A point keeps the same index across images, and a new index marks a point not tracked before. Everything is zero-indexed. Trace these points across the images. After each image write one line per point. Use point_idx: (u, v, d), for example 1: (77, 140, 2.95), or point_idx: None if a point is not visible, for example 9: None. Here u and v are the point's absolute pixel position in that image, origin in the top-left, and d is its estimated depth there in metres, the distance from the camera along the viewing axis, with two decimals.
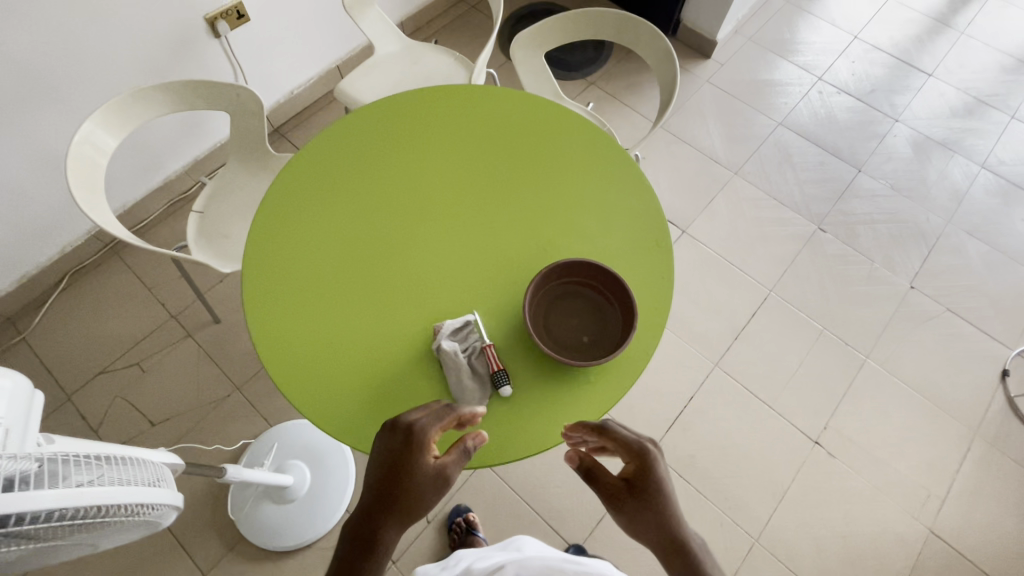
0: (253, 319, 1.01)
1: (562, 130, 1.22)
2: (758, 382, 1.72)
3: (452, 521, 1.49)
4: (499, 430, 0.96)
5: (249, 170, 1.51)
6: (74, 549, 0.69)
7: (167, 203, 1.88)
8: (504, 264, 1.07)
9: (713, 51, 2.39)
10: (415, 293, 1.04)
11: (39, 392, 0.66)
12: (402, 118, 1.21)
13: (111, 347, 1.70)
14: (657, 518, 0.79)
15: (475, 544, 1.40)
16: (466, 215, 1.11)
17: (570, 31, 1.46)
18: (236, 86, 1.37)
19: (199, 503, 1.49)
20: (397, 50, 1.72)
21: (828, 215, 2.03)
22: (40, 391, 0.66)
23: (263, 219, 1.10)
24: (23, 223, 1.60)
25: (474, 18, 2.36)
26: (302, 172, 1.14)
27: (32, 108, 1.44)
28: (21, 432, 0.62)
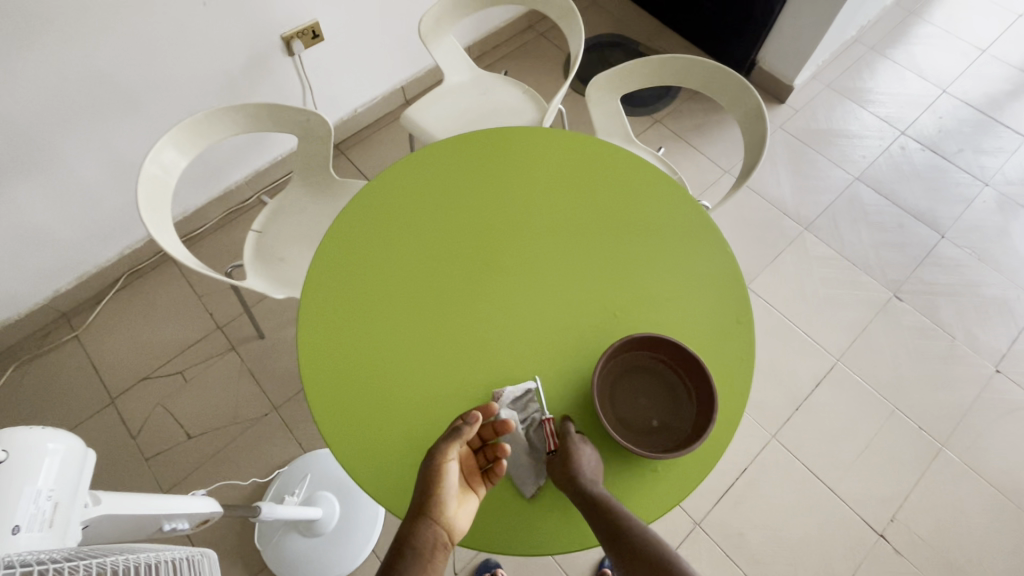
0: (305, 362, 0.97)
1: (640, 186, 1.15)
2: (819, 461, 1.59)
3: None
4: (554, 514, 0.89)
5: (310, 193, 1.49)
6: None
7: (224, 213, 1.89)
8: (568, 330, 1.00)
9: (788, 96, 2.28)
10: (477, 352, 0.98)
11: (92, 453, 0.64)
12: (476, 156, 1.17)
13: (158, 353, 1.71)
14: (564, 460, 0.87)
15: None
16: (532, 269, 1.05)
17: (652, 76, 1.39)
18: (307, 112, 1.36)
19: (227, 525, 1.47)
20: (467, 79, 1.69)
21: (906, 283, 1.88)
22: (93, 452, 0.64)
23: (327, 250, 1.06)
24: (88, 224, 1.63)
25: (541, 47, 2.33)
26: (367, 209, 1.11)
27: (110, 118, 1.47)
28: (70, 502, 0.60)
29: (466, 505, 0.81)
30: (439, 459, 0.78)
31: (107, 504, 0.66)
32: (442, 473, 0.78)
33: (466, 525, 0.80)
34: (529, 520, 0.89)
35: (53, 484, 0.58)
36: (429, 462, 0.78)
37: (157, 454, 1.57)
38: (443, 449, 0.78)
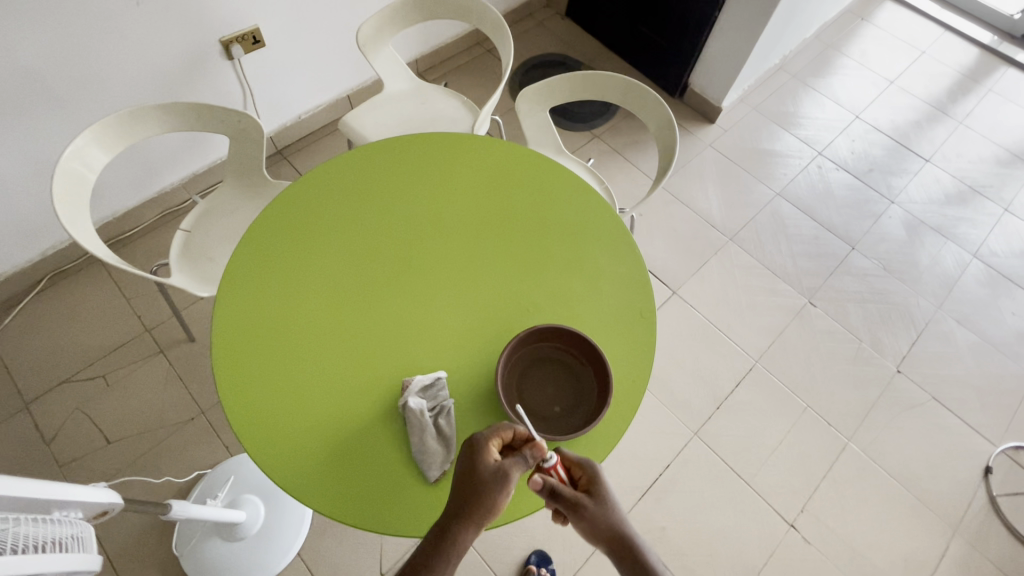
0: (218, 352, 0.98)
1: (559, 192, 1.22)
2: (737, 456, 1.67)
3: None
4: None
5: (243, 194, 1.50)
6: None
7: (159, 216, 1.87)
8: (483, 325, 1.05)
9: (717, 117, 2.44)
10: (394, 346, 1.01)
11: None
12: (403, 160, 1.22)
13: (79, 357, 1.65)
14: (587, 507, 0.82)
15: None
16: (453, 267, 1.10)
17: (576, 89, 1.48)
18: (238, 113, 1.39)
19: (145, 531, 1.43)
20: (407, 89, 1.75)
21: (819, 290, 2.03)
22: None
23: (250, 247, 1.08)
24: (8, 223, 1.59)
25: (486, 63, 2.42)
26: (293, 208, 1.13)
27: (34, 115, 1.45)
28: None
29: None
30: (507, 487, 0.80)
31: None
32: (502, 498, 0.80)
33: None
34: (433, 505, 0.91)
35: None
36: (496, 485, 0.80)
37: (72, 461, 1.51)
38: (516, 479, 0.80)
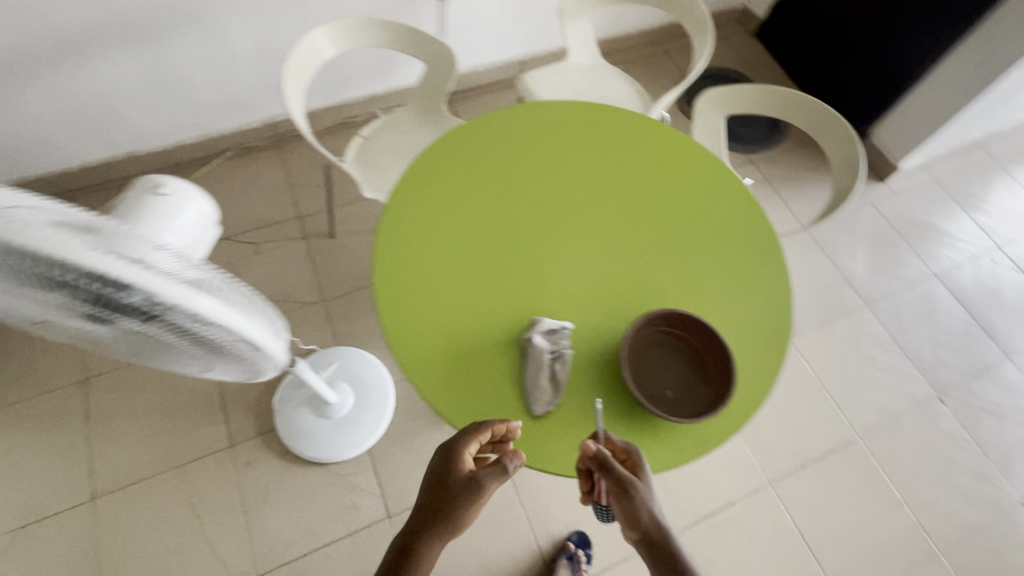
0: (381, 238, 1.09)
1: (722, 194, 1.20)
2: (808, 522, 1.57)
3: None
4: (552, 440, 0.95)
5: (419, 119, 1.62)
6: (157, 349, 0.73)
7: (334, 124, 2.08)
8: (615, 293, 1.07)
9: (890, 177, 2.25)
10: (529, 283, 1.07)
11: None
12: (580, 122, 1.27)
13: (241, 222, 1.89)
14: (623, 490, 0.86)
15: None
16: (601, 232, 1.13)
17: (763, 104, 1.45)
18: (435, 42, 1.46)
19: (253, 383, 1.62)
20: (589, 65, 1.79)
21: (953, 389, 1.83)
22: None
23: (429, 159, 1.19)
24: (224, 94, 1.84)
25: (662, 62, 2.41)
26: (473, 137, 1.23)
27: (274, 7, 1.65)
28: None
29: None
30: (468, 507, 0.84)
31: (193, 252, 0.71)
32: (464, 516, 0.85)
33: None
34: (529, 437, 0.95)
35: None
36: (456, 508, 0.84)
37: None
38: (477, 500, 0.84)
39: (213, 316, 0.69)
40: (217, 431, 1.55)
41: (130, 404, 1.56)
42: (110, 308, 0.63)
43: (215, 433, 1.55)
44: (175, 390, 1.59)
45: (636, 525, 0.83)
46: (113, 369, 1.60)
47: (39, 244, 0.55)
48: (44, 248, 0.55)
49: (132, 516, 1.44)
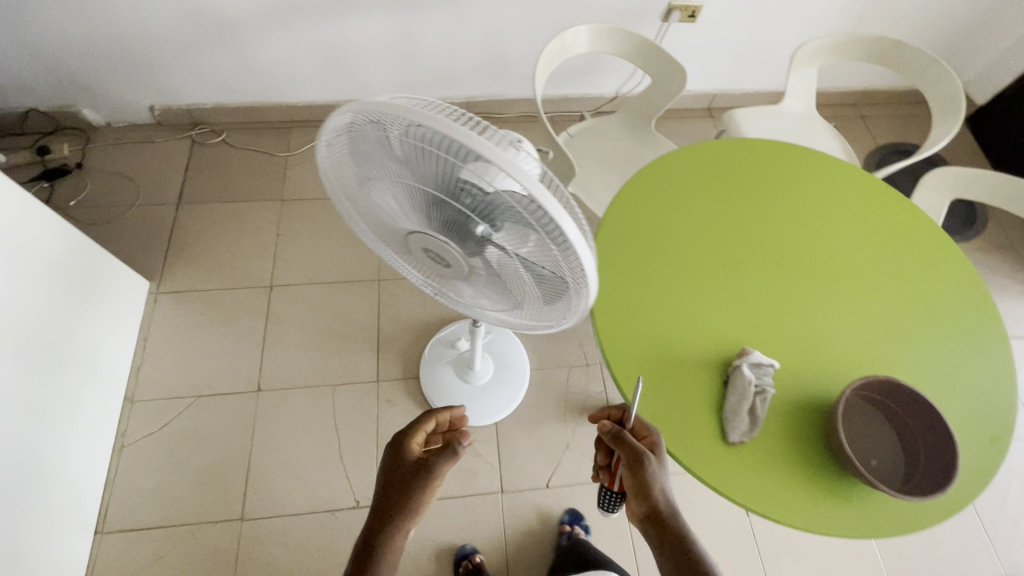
0: (603, 232, 1.16)
1: (946, 276, 1.17)
2: None
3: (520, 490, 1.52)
4: (742, 471, 0.94)
5: (624, 129, 1.68)
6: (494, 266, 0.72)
7: (522, 114, 2.20)
8: (827, 343, 1.06)
9: None
10: (738, 309, 1.08)
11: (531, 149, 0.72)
12: (806, 168, 1.29)
13: None
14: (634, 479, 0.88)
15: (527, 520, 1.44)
16: (816, 280, 1.13)
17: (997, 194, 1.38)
18: (675, 62, 1.48)
19: (406, 332, 1.74)
20: (800, 112, 1.76)
21: None
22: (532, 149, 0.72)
23: (655, 171, 1.25)
24: (443, 68, 1.98)
25: (852, 126, 2.36)
26: (700, 160, 1.28)
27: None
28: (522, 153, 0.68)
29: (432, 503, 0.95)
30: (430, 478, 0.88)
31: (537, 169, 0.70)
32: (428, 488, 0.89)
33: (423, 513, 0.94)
34: (721, 461, 0.95)
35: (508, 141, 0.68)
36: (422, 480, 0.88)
37: None
38: (435, 472, 0.88)
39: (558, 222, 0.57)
40: (367, 366, 1.68)
41: (303, 319, 1.73)
42: (474, 200, 0.61)
43: (365, 367, 1.68)
44: (341, 317, 1.75)
45: (647, 499, 0.87)
46: (296, 284, 1.79)
47: (420, 122, 0.54)
48: (428, 127, 0.55)
49: (285, 417, 1.59)
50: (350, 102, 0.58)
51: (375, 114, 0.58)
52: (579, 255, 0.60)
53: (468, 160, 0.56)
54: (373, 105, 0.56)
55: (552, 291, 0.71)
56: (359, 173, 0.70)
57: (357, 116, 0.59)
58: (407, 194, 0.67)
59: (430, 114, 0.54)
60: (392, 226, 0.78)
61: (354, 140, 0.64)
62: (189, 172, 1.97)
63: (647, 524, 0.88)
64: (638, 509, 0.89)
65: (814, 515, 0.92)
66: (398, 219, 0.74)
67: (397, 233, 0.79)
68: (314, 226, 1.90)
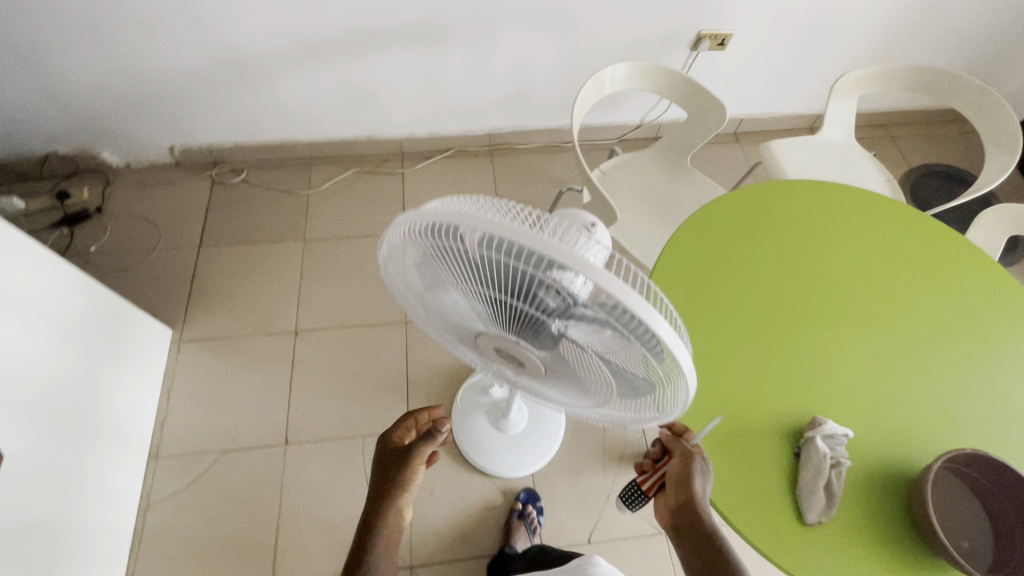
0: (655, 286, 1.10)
1: (1018, 330, 1.11)
2: None
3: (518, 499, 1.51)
4: (820, 554, 0.89)
5: (660, 164, 1.62)
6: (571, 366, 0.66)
7: (545, 143, 2.15)
8: (900, 407, 1.01)
9: None
10: (802, 371, 1.03)
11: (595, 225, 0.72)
12: (858, 213, 1.24)
13: None
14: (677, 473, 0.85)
15: (514, 529, 1.42)
16: (882, 338, 1.07)
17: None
18: (712, 97, 1.43)
19: (436, 376, 1.68)
20: (840, 141, 1.69)
21: None
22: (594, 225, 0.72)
23: (704, 219, 1.20)
24: (466, 101, 1.94)
25: (884, 147, 2.29)
26: (749, 207, 1.23)
27: (544, 32, 1.72)
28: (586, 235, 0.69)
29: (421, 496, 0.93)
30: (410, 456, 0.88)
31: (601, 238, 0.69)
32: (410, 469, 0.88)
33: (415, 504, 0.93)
34: (797, 542, 0.90)
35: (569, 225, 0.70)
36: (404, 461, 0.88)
37: None
38: (416, 451, 0.88)
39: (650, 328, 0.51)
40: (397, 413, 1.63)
41: (329, 365, 1.68)
42: (555, 305, 0.56)
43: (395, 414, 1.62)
44: (368, 363, 1.69)
45: (686, 491, 0.83)
46: (321, 329, 1.74)
47: (491, 234, 0.50)
48: (505, 239, 0.50)
49: (314, 471, 1.53)
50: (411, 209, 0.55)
51: (440, 224, 0.53)
52: (678, 356, 0.54)
53: (544, 269, 0.51)
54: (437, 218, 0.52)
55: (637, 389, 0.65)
56: (420, 278, 0.65)
57: (418, 226, 0.55)
58: (472, 299, 0.62)
59: (504, 222, 0.49)
60: (454, 325, 0.73)
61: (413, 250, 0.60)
62: (210, 214, 1.93)
63: (681, 520, 0.83)
64: (674, 503, 0.85)
65: None
66: (460, 320, 0.70)
67: (457, 331, 0.74)
68: (338, 267, 1.86)
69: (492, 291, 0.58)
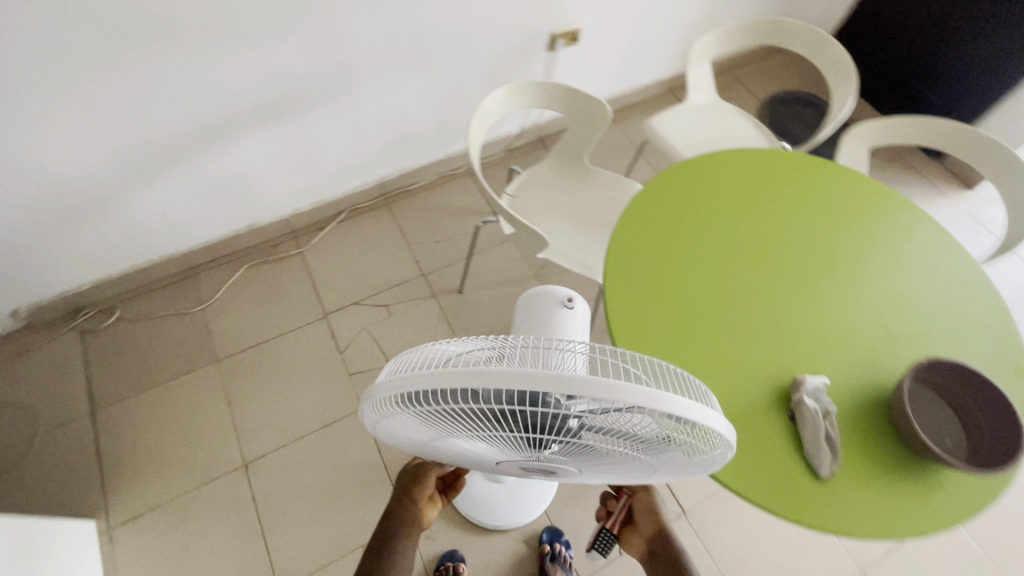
0: (612, 307, 1.12)
1: (909, 237, 1.27)
2: (998, 546, 1.54)
3: (544, 542, 1.46)
4: (846, 501, 0.95)
5: (561, 172, 1.63)
6: (602, 462, 0.63)
7: (437, 176, 2.09)
8: (853, 340, 1.11)
9: (977, 184, 2.21)
10: (765, 340, 1.10)
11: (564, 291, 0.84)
12: (753, 175, 1.34)
13: (366, 285, 1.86)
14: (648, 500, 1.04)
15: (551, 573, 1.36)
16: (815, 284, 1.18)
17: (897, 135, 1.54)
18: (593, 99, 1.48)
19: None
20: (706, 102, 1.81)
21: None
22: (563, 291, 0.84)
23: (629, 226, 1.24)
24: (345, 160, 1.82)
25: (735, 90, 2.50)
26: (663, 202, 1.28)
27: (404, 72, 1.65)
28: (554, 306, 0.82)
29: (433, 508, 1.03)
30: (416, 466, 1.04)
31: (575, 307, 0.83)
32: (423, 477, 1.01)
33: (431, 518, 1.02)
34: (824, 498, 0.95)
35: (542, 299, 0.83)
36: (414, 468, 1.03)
37: (359, 373, 1.70)
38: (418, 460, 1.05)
39: (666, 410, 0.48)
40: None
41: (298, 486, 1.52)
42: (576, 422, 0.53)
43: None
44: (339, 467, 1.55)
45: (655, 516, 1.03)
46: (274, 451, 1.56)
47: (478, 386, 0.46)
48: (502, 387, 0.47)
49: None
50: (386, 384, 0.51)
51: (428, 395, 0.49)
52: (717, 423, 0.52)
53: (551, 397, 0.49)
54: (406, 388, 0.48)
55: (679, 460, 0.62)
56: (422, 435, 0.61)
57: (390, 398, 0.51)
58: (477, 439, 0.58)
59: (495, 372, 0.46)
60: (469, 458, 0.68)
61: (395, 419, 0.55)
62: (92, 370, 1.65)
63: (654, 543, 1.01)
64: (649, 528, 1.03)
65: (922, 515, 0.95)
66: (472, 454, 0.66)
67: (472, 461, 0.70)
68: (267, 377, 1.67)
69: (503, 431, 0.54)
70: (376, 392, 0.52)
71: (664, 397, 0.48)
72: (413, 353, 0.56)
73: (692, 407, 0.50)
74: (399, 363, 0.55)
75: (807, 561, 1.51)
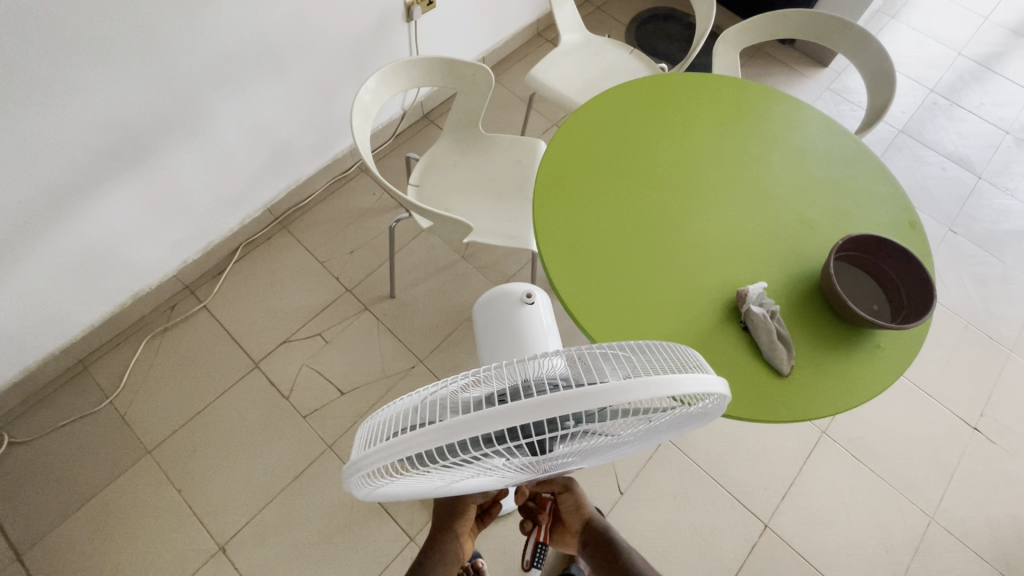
0: (554, 270, 1.10)
1: (797, 126, 1.35)
2: (918, 371, 1.78)
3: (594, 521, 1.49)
4: (807, 387, 1.03)
5: (459, 148, 1.56)
6: (610, 446, 0.62)
7: (329, 183, 1.93)
8: (775, 236, 1.18)
9: (830, 60, 2.40)
10: (701, 259, 1.14)
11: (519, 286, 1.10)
12: (648, 102, 1.35)
13: (291, 319, 1.72)
14: (573, 500, 0.99)
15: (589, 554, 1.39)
16: (730, 194, 1.23)
17: (759, 32, 1.61)
18: (472, 65, 1.41)
19: None
20: (579, 40, 1.79)
21: (957, 218, 2.13)
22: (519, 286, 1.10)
23: (547, 185, 1.21)
24: (222, 194, 1.63)
25: (599, 19, 2.49)
26: (573, 152, 1.26)
27: (255, 80, 1.46)
28: (515, 301, 1.08)
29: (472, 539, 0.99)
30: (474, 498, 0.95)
31: (534, 299, 1.08)
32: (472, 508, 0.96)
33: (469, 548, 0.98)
34: (790, 391, 1.02)
35: (503, 295, 1.09)
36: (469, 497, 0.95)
37: (313, 412, 1.59)
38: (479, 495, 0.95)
39: (663, 392, 0.45)
40: (389, 533, 1.46)
41: (286, 549, 1.42)
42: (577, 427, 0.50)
43: (388, 536, 1.46)
44: (325, 513, 1.47)
45: (582, 514, 0.99)
46: (248, 523, 1.44)
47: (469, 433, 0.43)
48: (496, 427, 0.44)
49: None
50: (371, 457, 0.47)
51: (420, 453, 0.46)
52: (713, 384, 0.51)
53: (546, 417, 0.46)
54: (393, 459, 0.46)
55: (681, 421, 0.61)
56: (422, 482, 0.57)
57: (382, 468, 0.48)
58: (483, 470, 0.56)
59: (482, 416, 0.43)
60: (474, 483, 0.65)
61: (396, 482, 0.53)
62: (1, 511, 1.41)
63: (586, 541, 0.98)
64: (578, 525, 0.99)
65: (869, 375, 1.05)
66: (487, 481, 0.64)
67: (489, 485, 0.68)
68: (213, 450, 1.52)
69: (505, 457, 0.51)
70: (361, 467, 0.48)
71: (656, 382, 0.45)
72: (391, 410, 0.52)
73: (687, 379, 0.47)
74: (380, 428, 0.51)
75: (777, 439, 1.65)
